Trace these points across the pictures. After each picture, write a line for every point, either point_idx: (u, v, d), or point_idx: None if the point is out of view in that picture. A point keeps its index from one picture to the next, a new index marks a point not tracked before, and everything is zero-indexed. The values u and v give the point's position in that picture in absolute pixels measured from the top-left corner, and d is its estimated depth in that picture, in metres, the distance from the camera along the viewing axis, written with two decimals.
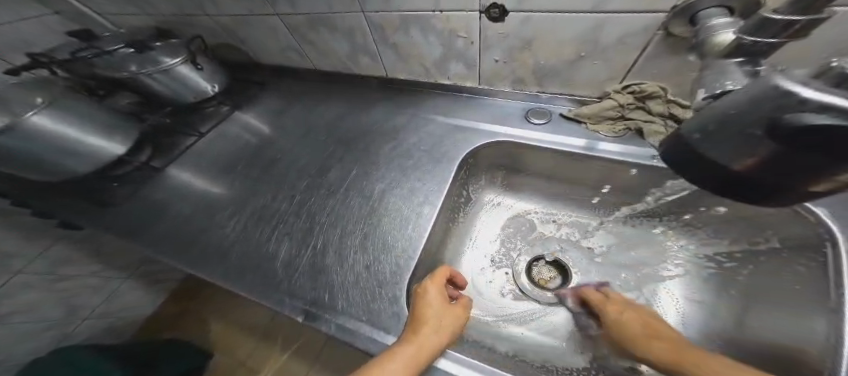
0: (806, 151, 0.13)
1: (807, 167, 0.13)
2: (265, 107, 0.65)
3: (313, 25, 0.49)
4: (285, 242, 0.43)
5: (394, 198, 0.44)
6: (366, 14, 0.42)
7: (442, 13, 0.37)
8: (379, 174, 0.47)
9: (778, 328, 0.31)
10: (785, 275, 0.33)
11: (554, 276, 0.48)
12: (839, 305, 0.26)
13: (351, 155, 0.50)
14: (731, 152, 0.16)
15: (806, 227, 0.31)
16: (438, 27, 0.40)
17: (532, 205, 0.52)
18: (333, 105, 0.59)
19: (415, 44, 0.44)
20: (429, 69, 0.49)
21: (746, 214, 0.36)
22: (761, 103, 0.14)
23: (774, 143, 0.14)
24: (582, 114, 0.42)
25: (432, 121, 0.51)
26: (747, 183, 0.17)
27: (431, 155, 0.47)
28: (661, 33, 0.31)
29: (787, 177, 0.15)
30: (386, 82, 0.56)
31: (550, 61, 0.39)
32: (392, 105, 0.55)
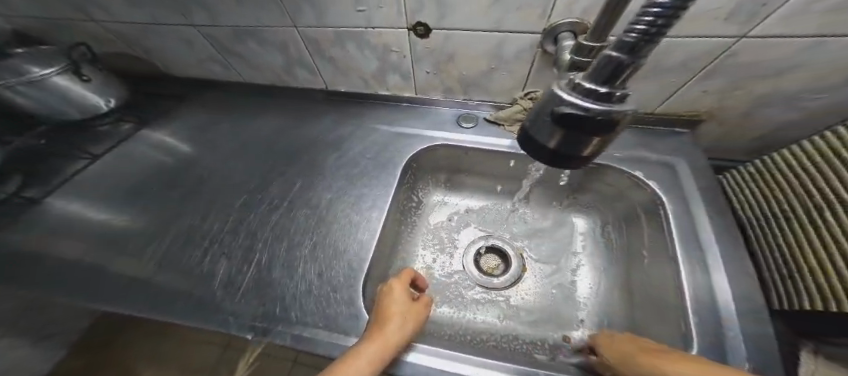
0: (573, 128, 0.18)
1: (580, 139, 0.18)
2: (183, 121, 0.59)
3: (239, 36, 0.47)
4: (223, 262, 0.40)
5: (343, 207, 0.45)
6: (300, 29, 0.43)
7: (376, 30, 0.40)
8: (325, 184, 0.47)
9: (652, 275, 0.40)
10: (643, 234, 0.43)
11: (498, 263, 0.54)
12: (675, 252, 0.37)
13: (290, 169, 0.49)
14: (543, 133, 0.20)
15: (644, 192, 0.42)
16: (372, 41, 0.42)
17: (473, 202, 0.58)
18: (268, 117, 0.57)
19: (351, 57, 0.46)
20: (368, 81, 0.51)
21: (616, 190, 0.47)
22: (549, 102, 0.19)
23: (557, 127, 0.18)
24: (499, 118, 0.49)
25: (376, 131, 0.52)
26: (565, 159, 0.21)
27: (376, 161, 0.49)
28: (539, 51, 0.39)
29: (576, 148, 0.19)
30: (325, 93, 0.56)
31: (470, 72, 0.45)
32: (333, 116, 0.55)
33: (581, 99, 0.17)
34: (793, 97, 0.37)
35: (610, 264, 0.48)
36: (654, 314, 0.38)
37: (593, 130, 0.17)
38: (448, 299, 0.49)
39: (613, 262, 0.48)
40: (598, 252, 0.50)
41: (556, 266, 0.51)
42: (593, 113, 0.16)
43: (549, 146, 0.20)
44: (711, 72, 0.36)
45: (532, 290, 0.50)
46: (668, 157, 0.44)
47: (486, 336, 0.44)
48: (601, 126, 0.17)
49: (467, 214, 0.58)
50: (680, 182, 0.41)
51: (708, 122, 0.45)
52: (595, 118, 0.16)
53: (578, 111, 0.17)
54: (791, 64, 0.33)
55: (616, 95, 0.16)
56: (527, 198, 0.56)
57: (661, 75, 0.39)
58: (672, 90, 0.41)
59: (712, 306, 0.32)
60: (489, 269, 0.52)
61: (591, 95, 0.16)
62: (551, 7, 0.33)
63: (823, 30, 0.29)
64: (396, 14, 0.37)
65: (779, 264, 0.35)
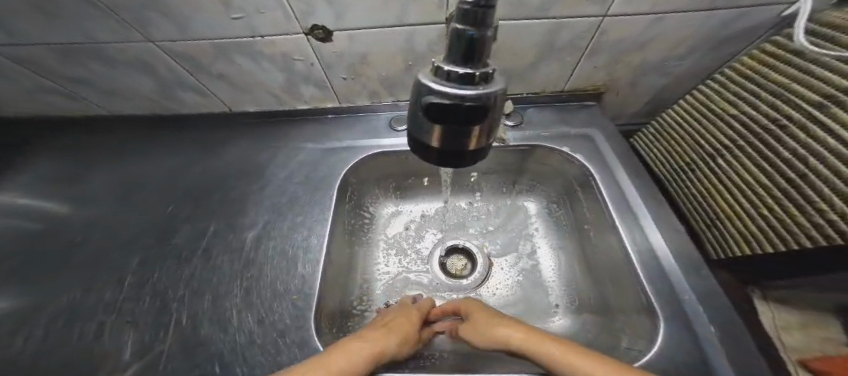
0: (446, 121, 0.15)
1: (458, 131, 0.16)
2: (47, 173, 0.47)
3: (67, 55, 0.40)
4: (130, 331, 0.32)
5: (273, 241, 0.40)
6: (158, 44, 0.37)
7: (269, 38, 0.36)
8: (250, 219, 0.41)
9: (602, 247, 0.39)
10: (586, 204, 0.43)
11: (464, 264, 0.51)
12: (613, 222, 0.36)
13: (194, 207, 0.42)
14: (422, 131, 0.17)
15: (578, 172, 0.43)
16: (267, 52, 0.38)
17: (426, 206, 0.56)
18: (162, 153, 0.48)
19: (248, 72, 0.42)
20: (280, 96, 0.47)
21: (550, 168, 0.47)
22: (416, 94, 0.16)
23: (431, 122, 0.15)
24: None
25: (303, 150, 0.45)
26: (452, 156, 0.18)
27: (308, 187, 0.44)
28: None
29: (458, 144, 0.17)
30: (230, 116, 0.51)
31: (388, 71, 0.42)
32: (252, 140, 0.49)
33: (448, 84, 0.14)
34: (661, 65, 0.41)
35: (566, 242, 0.47)
36: (613, 286, 0.38)
37: (468, 119, 0.15)
38: None
39: (565, 240, 0.47)
40: (551, 233, 0.49)
41: (517, 255, 0.50)
42: (463, 99, 0.14)
43: (432, 145, 0.17)
44: (593, 50, 0.38)
45: (505, 284, 0.47)
46: (587, 129, 0.44)
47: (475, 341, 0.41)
48: (476, 113, 0.14)
49: (422, 219, 0.55)
50: (598, 150, 0.42)
51: (608, 94, 0.46)
52: (467, 105, 0.14)
53: (447, 99, 0.14)
54: (649, 37, 0.36)
55: (479, 75, 0.14)
56: (474, 191, 0.54)
57: (556, 57, 0.38)
58: (569, 69, 0.41)
59: (656, 264, 0.33)
60: (456, 271, 0.49)
61: (454, 79, 0.14)
62: None
63: (655, 9, 0.32)
64: (286, 19, 0.33)
65: (706, 214, 0.40)
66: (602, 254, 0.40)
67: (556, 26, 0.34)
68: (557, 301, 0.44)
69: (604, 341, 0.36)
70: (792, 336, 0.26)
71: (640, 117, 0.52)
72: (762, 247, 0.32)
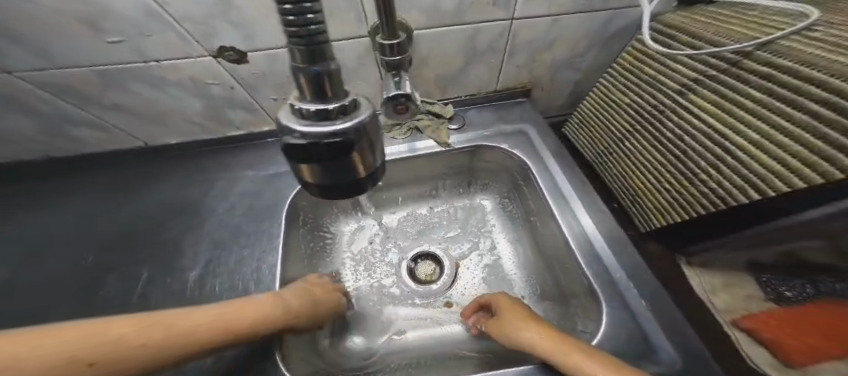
0: (314, 160, 0.13)
1: (336, 166, 0.14)
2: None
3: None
4: None
5: (221, 280, 0.35)
6: (16, 75, 0.33)
7: (169, 63, 0.34)
8: (188, 260, 0.36)
9: (548, 236, 0.41)
10: (530, 196, 0.44)
11: (432, 269, 0.51)
12: (553, 212, 0.38)
13: (112, 256, 0.36)
14: (299, 169, 0.15)
15: (516, 164, 0.44)
16: (170, 78, 0.36)
17: (387, 217, 0.55)
18: (67, 201, 0.41)
19: (153, 100, 0.39)
20: (203, 123, 0.44)
21: (494, 165, 0.48)
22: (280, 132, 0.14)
23: (299, 161, 0.13)
24: None
25: (241, 179, 0.43)
26: (344, 189, 0.16)
27: (251, 217, 0.40)
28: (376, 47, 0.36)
29: (344, 176, 0.15)
30: (152, 154, 0.45)
31: None
32: (183, 175, 0.44)
33: (305, 125, 0.12)
34: (568, 63, 0.44)
35: (521, 234, 0.48)
36: (563, 272, 0.39)
37: (338, 155, 0.13)
38: (391, 318, 0.46)
39: (519, 232, 0.48)
40: (507, 227, 0.50)
41: (481, 253, 0.51)
42: (325, 138, 0.12)
43: (314, 181, 0.15)
44: (512, 50, 0.41)
45: (475, 285, 0.48)
46: (520, 123, 0.46)
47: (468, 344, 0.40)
48: (345, 148, 0.13)
49: (384, 231, 0.54)
50: (530, 142, 0.44)
51: (534, 91, 0.48)
52: (330, 143, 0.12)
53: (304, 139, 0.12)
54: (552, 36, 0.40)
55: (338, 109, 0.12)
56: (432, 195, 0.54)
57: (480, 58, 0.41)
58: (496, 71, 0.44)
59: (590, 245, 0.34)
60: (427, 278, 0.50)
61: (313, 117, 0.12)
62: (363, 14, 0.32)
63: (553, 11, 0.36)
64: (182, 41, 0.32)
65: (628, 194, 0.40)
66: (549, 242, 0.41)
67: (475, 31, 0.37)
68: (523, 292, 0.45)
69: (565, 326, 0.37)
70: (719, 297, 0.30)
71: (564, 109, 0.53)
72: (677, 218, 0.32)
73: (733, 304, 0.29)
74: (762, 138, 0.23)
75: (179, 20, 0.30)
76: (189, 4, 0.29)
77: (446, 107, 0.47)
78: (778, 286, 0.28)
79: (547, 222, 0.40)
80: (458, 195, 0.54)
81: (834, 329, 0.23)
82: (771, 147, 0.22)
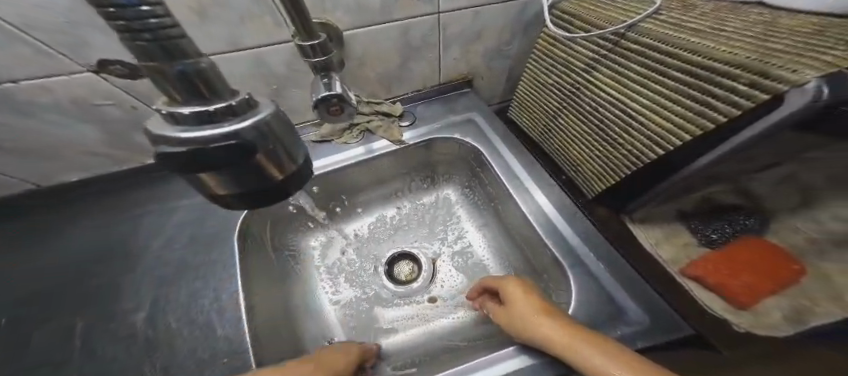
0: (212, 167, 0.11)
1: (248, 168, 0.12)
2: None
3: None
4: None
5: (171, 322, 0.31)
6: None
7: (31, 83, 0.29)
8: (124, 310, 0.32)
9: (511, 216, 0.42)
10: (490, 180, 0.44)
11: (410, 267, 0.51)
12: (511, 193, 0.39)
13: (29, 315, 0.31)
14: (202, 182, 0.12)
15: (469, 150, 0.45)
16: (39, 100, 0.31)
17: (354, 224, 0.53)
18: None
19: (37, 132, 0.34)
20: (107, 154, 0.39)
21: (453, 155, 0.49)
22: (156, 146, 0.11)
23: (194, 171, 0.11)
24: (324, 135, 0.44)
25: (177, 210, 0.39)
26: (268, 193, 0.14)
27: (193, 247, 0.37)
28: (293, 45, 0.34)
29: (262, 178, 0.13)
30: (69, 192, 0.40)
31: None
32: (107, 216, 0.39)
33: (187, 130, 0.10)
34: (499, 51, 0.46)
35: (488, 219, 0.49)
36: (529, 249, 0.40)
37: (240, 160, 0.11)
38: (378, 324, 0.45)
39: (486, 216, 0.49)
40: (475, 214, 0.51)
41: (454, 243, 0.51)
42: (216, 141, 0.10)
43: (224, 192, 0.13)
44: (444, 44, 0.41)
45: (452, 275, 0.49)
46: (466, 112, 0.47)
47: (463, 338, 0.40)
48: (246, 149, 0.11)
49: (352, 239, 0.53)
50: (478, 129, 0.45)
51: (475, 80, 0.49)
52: (223, 146, 0.10)
53: (185, 146, 0.10)
54: (478, 27, 0.41)
55: (221, 107, 0.11)
56: (399, 195, 0.54)
57: (417, 55, 0.42)
58: (434, 65, 0.44)
59: (546, 216, 0.36)
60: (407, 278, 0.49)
61: (196, 121, 0.10)
62: (278, 13, 0.31)
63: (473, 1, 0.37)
64: (38, 54, 0.27)
65: (569, 166, 0.41)
66: (513, 221, 0.42)
67: (404, 27, 0.37)
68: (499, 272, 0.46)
69: None
70: (664, 250, 0.33)
71: (508, 94, 0.55)
72: (611, 182, 0.34)
73: (677, 255, 0.32)
74: (670, 92, 0.24)
75: (26, 30, 0.26)
76: (33, 8, 0.25)
77: (393, 105, 0.46)
78: (704, 231, 0.31)
79: (507, 202, 0.41)
80: (424, 190, 0.54)
81: (753, 262, 0.26)
82: (678, 102, 0.24)
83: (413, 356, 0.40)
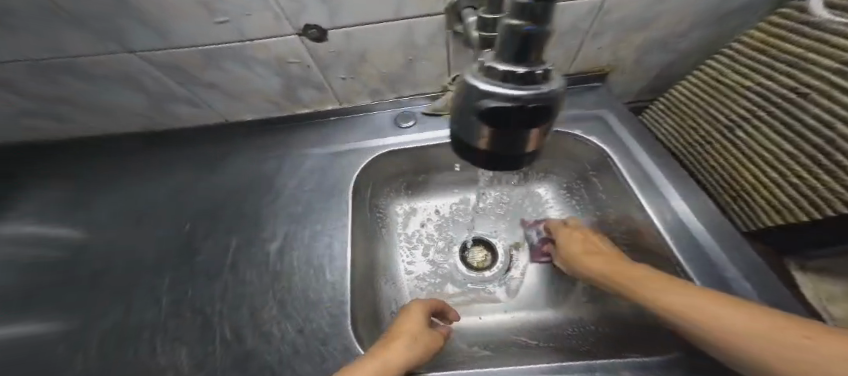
0: (504, 125, 0.12)
1: (520, 135, 0.13)
2: (40, 201, 0.43)
3: (41, 72, 0.35)
4: (181, 351, 0.31)
5: (297, 252, 0.37)
6: (141, 54, 0.34)
7: (258, 41, 0.34)
8: (268, 232, 0.39)
9: (626, 228, 0.39)
10: (608, 185, 0.41)
11: (484, 255, 0.51)
12: (640, 203, 0.35)
13: (209, 218, 0.40)
14: (470, 135, 0.14)
15: (590, 149, 0.41)
16: (259, 57, 0.36)
17: (436, 201, 0.54)
18: (161, 170, 0.45)
19: (239, 77, 0.39)
20: (277, 102, 0.45)
21: (565, 154, 0.45)
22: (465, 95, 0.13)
23: (484, 124, 0.13)
24: (437, 109, 0.45)
25: (309, 157, 0.44)
26: (505, 162, 0.15)
27: (319, 191, 0.42)
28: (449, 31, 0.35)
29: (516, 146, 0.14)
30: (223, 126, 0.48)
31: (389, 69, 0.41)
32: (256, 150, 0.46)
33: (494, 85, 0.11)
34: (663, 42, 0.41)
35: (585, 226, 0.46)
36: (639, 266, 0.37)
37: (526, 123, 0.12)
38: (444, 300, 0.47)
39: (584, 222, 0.46)
40: (568, 217, 0.48)
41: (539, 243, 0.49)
42: (517, 101, 0.11)
43: (480, 149, 0.15)
44: (598, 31, 0.37)
45: (526, 273, 0.48)
46: (594, 109, 0.43)
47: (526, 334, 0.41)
48: (537, 112, 0.11)
49: (433, 214, 0.54)
50: (610, 129, 0.41)
51: (611, 74, 0.45)
52: (520, 105, 0.11)
53: (506, 101, 0.11)
54: (654, 14, 0.36)
55: (539, 72, 0.11)
56: (488, 179, 0.53)
57: (564, 39, 0.38)
58: (578, 52, 0.41)
59: (692, 240, 0.32)
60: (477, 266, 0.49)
61: (515, 81, 0.11)
62: None
63: None
64: (273, 20, 0.31)
65: (724, 191, 0.41)
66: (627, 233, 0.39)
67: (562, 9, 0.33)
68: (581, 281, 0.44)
69: None
70: None
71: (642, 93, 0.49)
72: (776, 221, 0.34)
73: None
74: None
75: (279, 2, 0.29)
76: None
77: None
78: None
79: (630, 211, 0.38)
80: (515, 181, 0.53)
81: None
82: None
83: (475, 342, 0.40)
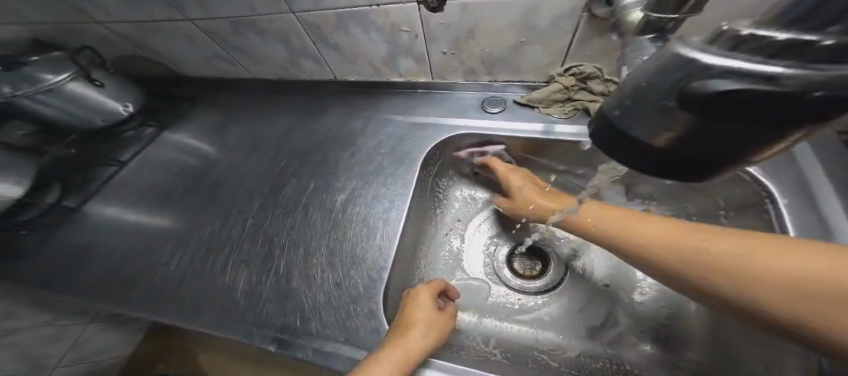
0: (725, 117, 0.12)
1: (731, 133, 0.12)
2: (202, 122, 0.56)
3: (236, 28, 0.45)
4: (244, 270, 0.35)
5: (359, 209, 0.38)
6: (297, 14, 0.39)
7: (384, 8, 0.35)
8: (340, 184, 0.41)
9: None
10: None
11: (535, 266, 0.43)
12: None
13: (298, 162, 0.45)
14: (651, 124, 0.14)
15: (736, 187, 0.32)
16: (378, 22, 0.38)
17: (492, 192, 0.48)
18: (276, 114, 0.53)
19: (357, 42, 0.42)
20: (378, 67, 0.46)
21: None
22: (669, 76, 0.13)
23: (692, 112, 0.12)
24: (535, 100, 0.41)
25: (391, 122, 0.46)
26: (677, 162, 0.15)
27: (393, 157, 0.43)
28: (586, 15, 0.31)
29: (714, 146, 0.13)
30: (333, 84, 0.52)
31: (495, 49, 0.39)
32: (350, 109, 0.50)
33: (740, 59, 0.10)
34: None
35: None
36: None
37: (788, 118, 0.11)
38: (474, 302, 0.41)
39: None
40: None
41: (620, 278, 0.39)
42: (776, 83, 0.10)
43: (655, 143, 0.14)
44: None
45: (578, 296, 0.40)
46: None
47: (555, 357, 0.35)
48: (815, 102, 0.10)
49: (490, 208, 0.48)
50: (781, 167, 0.30)
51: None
52: (782, 90, 0.10)
53: (746, 82, 0.10)
54: None
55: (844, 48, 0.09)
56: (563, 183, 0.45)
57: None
58: None
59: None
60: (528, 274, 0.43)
61: (778, 57, 0.10)
62: None
63: None
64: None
65: None
66: None
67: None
68: (644, 329, 0.36)
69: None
70: None
71: None
72: None
73: None
74: None
75: None
76: None
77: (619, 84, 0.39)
78: None
79: None
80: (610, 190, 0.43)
81: None
82: None
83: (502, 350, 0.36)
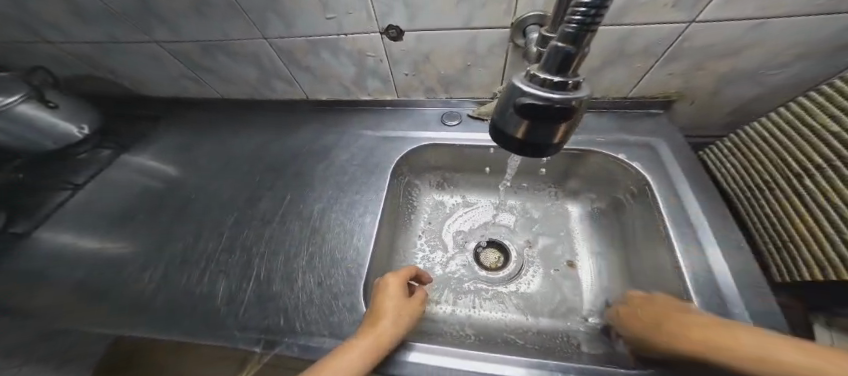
0: (539, 120, 0.16)
1: (549, 128, 0.17)
2: (167, 142, 0.56)
3: (208, 51, 0.47)
4: (223, 280, 0.36)
5: (336, 215, 0.42)
6: (269, 39, 0.43)
7: (351, 36, 0.40)
8: (316, 194, 0.44)
9: None
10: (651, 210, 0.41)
11: (497, 258, 0.49)
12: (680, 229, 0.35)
13: (272, 176, 0.47)
14: (508, 124, 0.18)
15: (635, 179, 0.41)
16: (347, 48, 0.43)
17: (457, 196, 0.54)
18: (247, 131, 0.55)
19: (327, 64, 0.46)
20: (347, 86, 0.51)
21: (603, 173, 0.44)
22: (509, 95, 0.17)
23: (523, 117, 0.16)
24: (482, 113, 0.49)
25: (362, 136, 0.51)
26: (534, 149, 0.19)
27: (365, 167, 0.47)
28: (511, 45, 0.39)
29: (547, 136, 0.17)
30: (303, 102, 0.55)
31: (448, 71, 0.45)
32: (321, 125, 0.54)
33: (534, 87, 0.15)
34: (743, 98, 0.40)
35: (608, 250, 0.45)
36: None
37: (568, 116, 0.16)
38: (445, 294, 0.45)
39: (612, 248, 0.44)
40: (593, 237, 0.47)
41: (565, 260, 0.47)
42: (550, 101, 0.15)
43: (515, 137, 0.18)
44: (681, 55, 0.35)
45: (535, 279, 0.46)
46: (650, 138, 0.42)
47: (521, 335, 0.40)
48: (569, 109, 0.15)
49: (455, 210, 0.53)
50: (665, 162, 0.39)
51: (683, 102, 0.42)
52: (550, 104, 0.15)
53: (537, 100, 0.15)
54: (731, 66, 0.36)
55: (571, 83, 0.15)
56: (516, 185, 0.52)
57: (626, 62, 0.37)
58: (633, 82, 0.40)
59: (712, 281, 0.30)
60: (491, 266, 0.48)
61: (545, 85, 0.15)
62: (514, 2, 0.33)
63: (749, 42, 0.32)
64: (367, 19, 0.38)
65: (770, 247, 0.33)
66: None
67: (631, 33, 0.33)
68: (592, 307, 0.42)
69: None
70: None
71: (698, 132, 0.48)
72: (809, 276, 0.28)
73: None
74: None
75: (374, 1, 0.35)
76: None
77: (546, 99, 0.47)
78: None
79: None
80: (552, 188, 0.51)
81: None
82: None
83: (475, 331, 0.40)
